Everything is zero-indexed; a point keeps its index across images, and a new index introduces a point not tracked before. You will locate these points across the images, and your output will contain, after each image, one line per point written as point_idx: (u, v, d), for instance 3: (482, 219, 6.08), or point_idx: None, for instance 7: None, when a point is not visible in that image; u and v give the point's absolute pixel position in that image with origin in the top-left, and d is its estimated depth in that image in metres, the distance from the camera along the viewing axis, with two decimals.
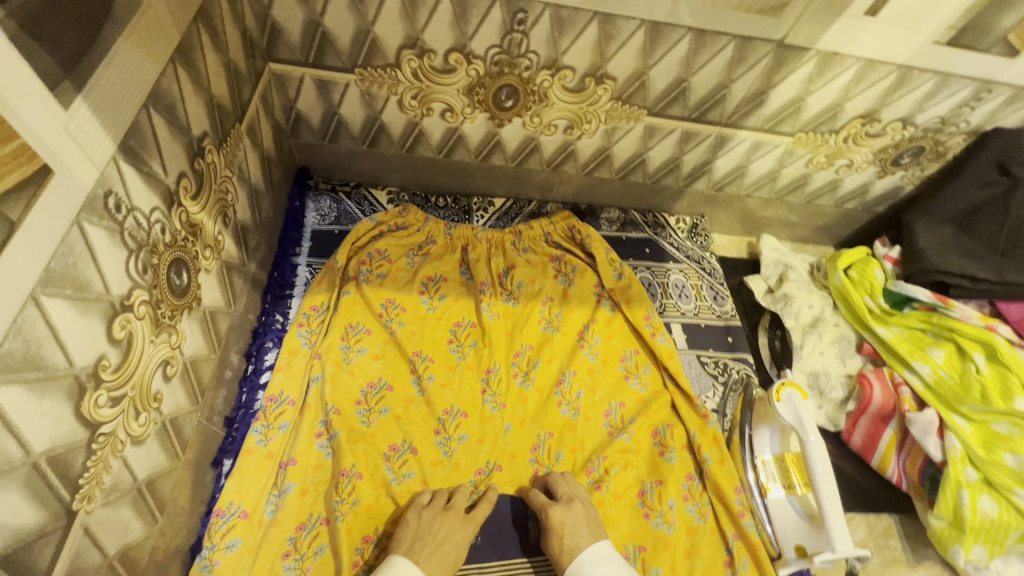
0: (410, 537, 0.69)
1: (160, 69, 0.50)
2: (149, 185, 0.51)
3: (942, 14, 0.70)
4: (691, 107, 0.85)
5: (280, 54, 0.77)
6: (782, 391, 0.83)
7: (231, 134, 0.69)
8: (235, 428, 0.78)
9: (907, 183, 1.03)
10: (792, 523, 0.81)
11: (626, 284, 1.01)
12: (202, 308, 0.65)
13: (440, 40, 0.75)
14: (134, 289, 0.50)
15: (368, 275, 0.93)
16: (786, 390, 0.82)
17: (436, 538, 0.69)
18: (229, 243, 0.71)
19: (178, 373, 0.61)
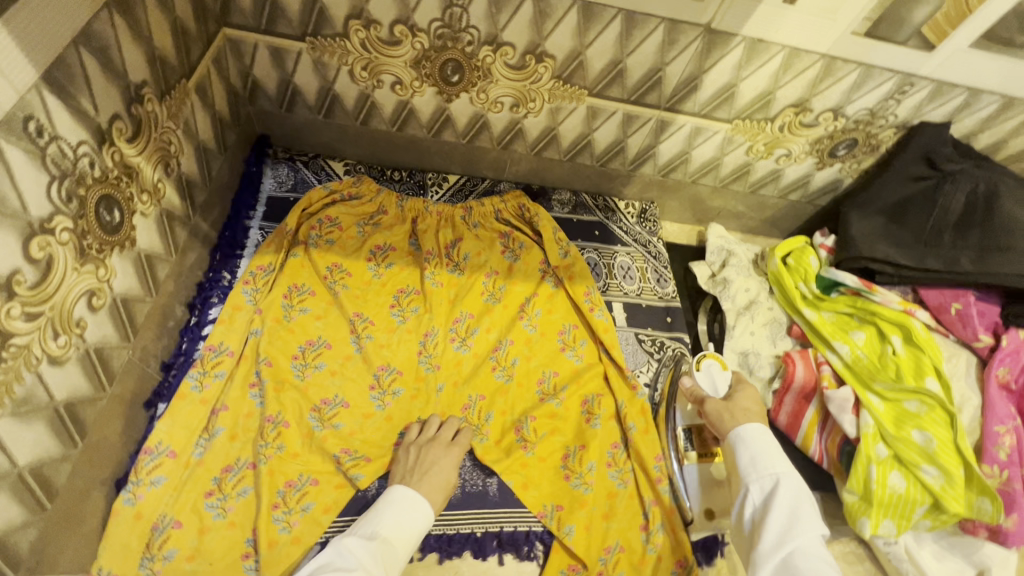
0: (403, 471, 0.76)
1: (92, 11, 0.54)
2: (77, 119, 0.55)
3: (856, 5, 0.74)
4: (630, 90, 0.89)
5: (233, 19, 0.81)
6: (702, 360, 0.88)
7: (176, 88, 0.72)
8: (172, 374, 0.81)
9: (845, 175, 1.06)
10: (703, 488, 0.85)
11: (571, 262, 1.04)
12: (136, 249, 0.68)
13: (385, 11, 0.79)
14: (57, 214, 0.54)
15: (318, 240, 0.96)
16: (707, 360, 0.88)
17: (434, 467, 0.76)
18: (171, 193, 0.75)
19: (107, 306, 0.64)
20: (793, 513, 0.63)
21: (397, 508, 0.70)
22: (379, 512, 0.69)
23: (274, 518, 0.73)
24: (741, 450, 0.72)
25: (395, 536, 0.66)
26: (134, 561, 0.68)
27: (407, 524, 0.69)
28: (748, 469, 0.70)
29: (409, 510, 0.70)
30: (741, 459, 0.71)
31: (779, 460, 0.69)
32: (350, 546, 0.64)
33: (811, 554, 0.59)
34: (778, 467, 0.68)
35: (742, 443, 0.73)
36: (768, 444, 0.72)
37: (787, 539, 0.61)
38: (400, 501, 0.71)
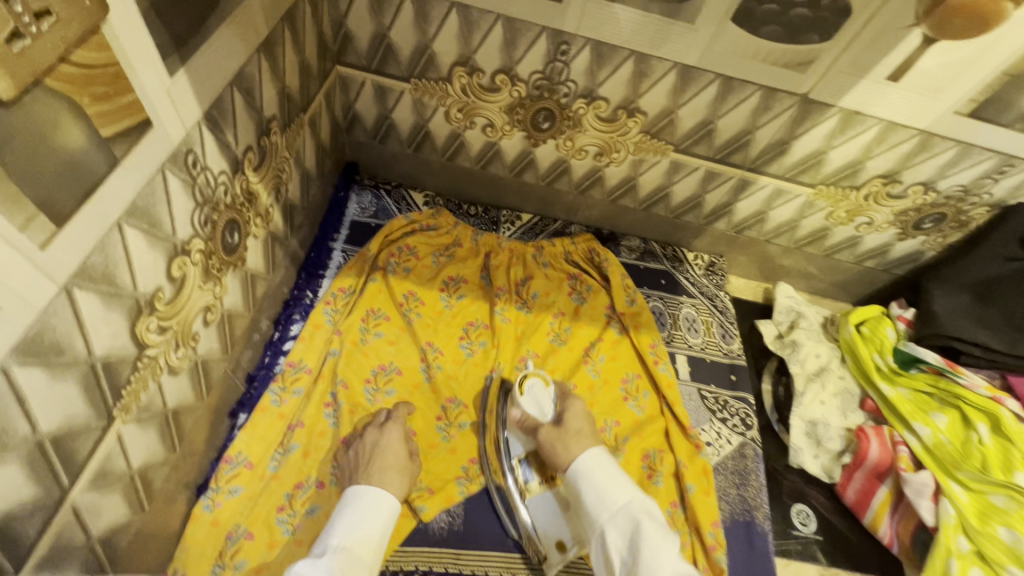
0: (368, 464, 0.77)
1: (246, 56, 0.59)
2: (222, 151, 0.59)
3: (964, 86, 0.74)
4: (716, 149, 0.91)
5: (347, 59, 0.87)
6: (524, 384, 0.86)
7: (295, 121, 0.78)
8: (254, 385, 0.84)
9: (928, 248, 1.04)
10: (553, 521, 0.80)
11: (637, 310, 1.05)
12: (245, 268, 0.72)
13: (489, 61, 0.83)
14: (194, 237, 0.58)
15: (396, 267, 1.00)
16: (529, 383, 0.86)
17: (377, 454, 0.76)
18: (277, 216, 0.80)
19: (216, 321, 0.68)
20: (652, 543, 0.63)
21: (351, 515, 0.69)
22: (334, 520, 0.68)
23: None
24: (587, 488, 0.72)
25: (352, 542, 0.66)
26: (207, 568, 0.69)
27: (366, 527, 0.68)
28: (600, 509, 0.69)
29: (367, 514, 0.69)
30: (588, 498, 0.71)
31: (624, 484, 0.71)
32: (314, 560, 0.62)
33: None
34: (622, 494, 0.70)
35: (587, 480, 0.72)
36: (601, 472, 0.73)
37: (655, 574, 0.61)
38: (349, 508, 0.70)
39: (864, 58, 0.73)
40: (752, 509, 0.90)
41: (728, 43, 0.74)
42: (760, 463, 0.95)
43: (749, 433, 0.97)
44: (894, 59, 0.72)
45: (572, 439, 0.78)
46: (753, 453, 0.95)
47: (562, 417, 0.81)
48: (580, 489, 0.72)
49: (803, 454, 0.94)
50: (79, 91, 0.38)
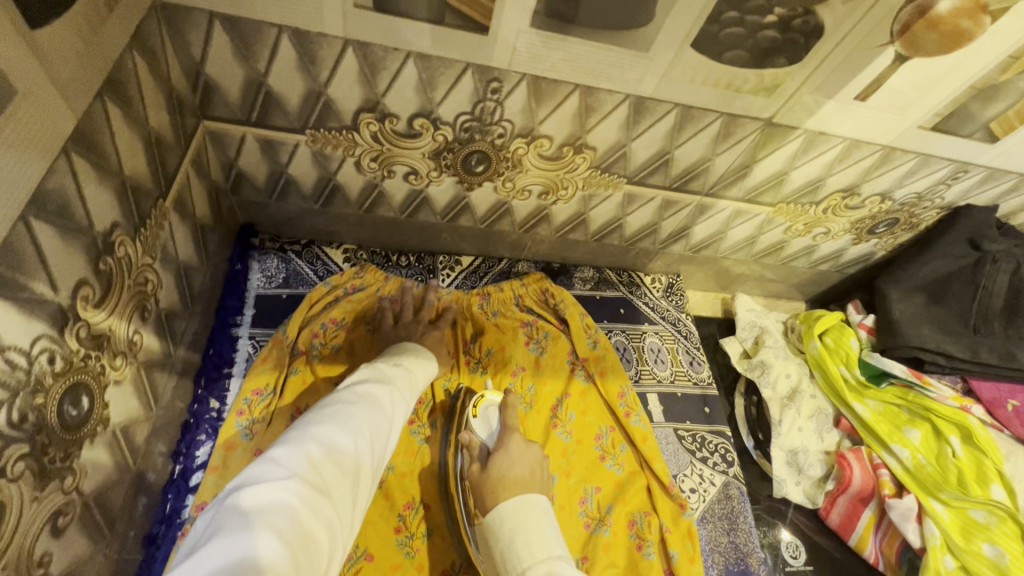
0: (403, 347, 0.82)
1: (41, 170, 0.40)
2: (29, 312, 0.41)
3: (932, 101, 0.68)
4: (673, 178, 0.81)
5: (215, 112, 0.67)
6: (479, 406, 0.81)
7: (152, 213, 0.58)
8: (157, 546, 0.66)
9: (879, 249, 1.01)
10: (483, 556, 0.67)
11: (601, 354, 0.95)
12: (110, 428, 0.54)
13: (404, 105, 0.66)
14: (7, 447, 0.40)
15: (321, 348, 0.83)
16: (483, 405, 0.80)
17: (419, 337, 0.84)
18: (150, 338, 0.61)
19: (75, 518, 0.50)
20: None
21: (411, 353, 0.76)
22: (398, 352, 0.75)
23: None
24: (496, 549, 0.62)
25: (415, 373, 0.72)
26: None
27: (424, 367, 0.75)
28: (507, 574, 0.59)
29: (424, 360, 0.77)
30: (497, 562, 0.61)
31: (535, 542, 0.60)
32: (377, 367, 0.69)
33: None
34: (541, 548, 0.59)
35: (498, 539, 0.62)
36: (522, 516, 0.63)
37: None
38: (415, 350, 0.77)
39: (833, 80, 0.65)
40: (744, 558, 0.85)
41: (687, 72, 0.63)
42: (745, 502, 0.90)
43: (731, 470, 0.92)
44: (863, 80, 0.65)
45: (499, 488, 0.66)
46: (738, 492, 0.90)
47: (495, 452, 0.72)
48: (494, 551, 0.62)
49: (787, 484, 0.90)
50: None
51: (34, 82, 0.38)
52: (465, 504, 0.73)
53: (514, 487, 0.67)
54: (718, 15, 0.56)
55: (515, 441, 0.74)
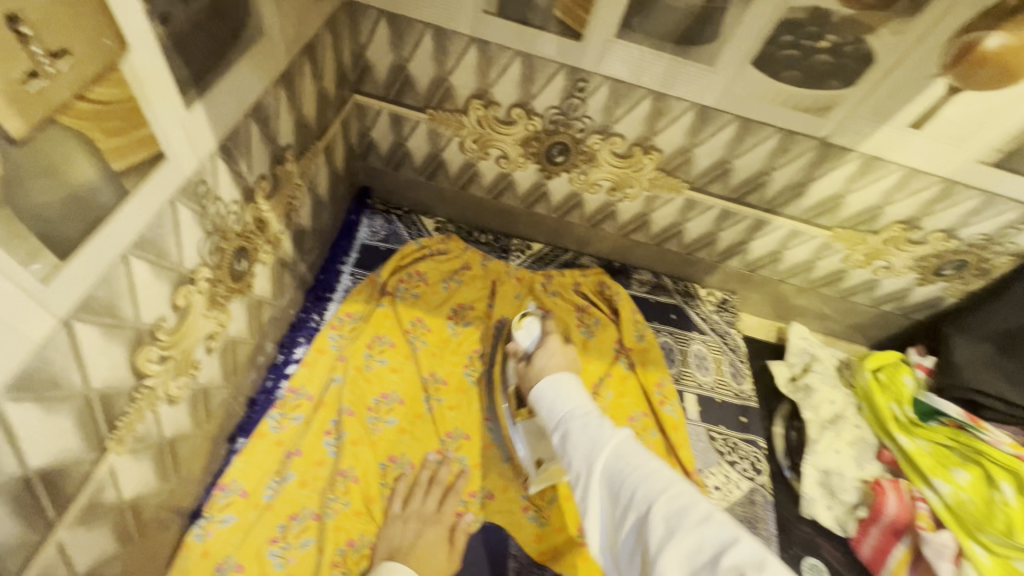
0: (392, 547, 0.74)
1: (264, 87, 0.60)
2: (235, 180, 0.59)
3: (989, 136, 0.72)
4: (732, 188, 0.90)
5: (365, 88, 0.87)
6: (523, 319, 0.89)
7: (310, 149, 0.78)
8: (255, 410, 0.84)
9: (948, 295, 1.01)
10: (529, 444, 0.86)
11: (646, 346, 1.03)
12: (252, 295, 0.72)
13: (506, 95, 0.83)
14: (201, 266, 0.58)
15: (405, 293, 0.99)
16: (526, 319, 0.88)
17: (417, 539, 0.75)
18: (287, 242, 0.80)
19: (219, 348, 0.67)
20: (589, 436, 0.58)
21: None
22: None
23: None
24: (539, 406, 0.67)
25: None
26: None
27: None
28: (551, 421, 0.65)
29: None
30: (541, 415, 0.67)
31: (573, 392, 0.65)
32: None
33: (623, 463, 0.55)
34: (574, 403, 0.64)
35: (543, 399, 0.68)
36: (560, 381, 0.67)
37: (600, 453, 0.56)
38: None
39: (886, 105, 0.72)
40: None
41: (748, 86, 0.73)
42: (769, 511, 0.91)
43: (759, 479, 0.94)
44: (917, 108, 0.71)
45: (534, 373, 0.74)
46: (763, 500, 0.92)
47: (536, 353, 0.81)
48: (539, 406, 0.68)
49: (816, 504, 0.90)
50: (93, 127, 0.38)
51: (274, 31, 0.58)
52: (508, 407, 0.89)
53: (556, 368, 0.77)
54: (776, 37, 0.67)
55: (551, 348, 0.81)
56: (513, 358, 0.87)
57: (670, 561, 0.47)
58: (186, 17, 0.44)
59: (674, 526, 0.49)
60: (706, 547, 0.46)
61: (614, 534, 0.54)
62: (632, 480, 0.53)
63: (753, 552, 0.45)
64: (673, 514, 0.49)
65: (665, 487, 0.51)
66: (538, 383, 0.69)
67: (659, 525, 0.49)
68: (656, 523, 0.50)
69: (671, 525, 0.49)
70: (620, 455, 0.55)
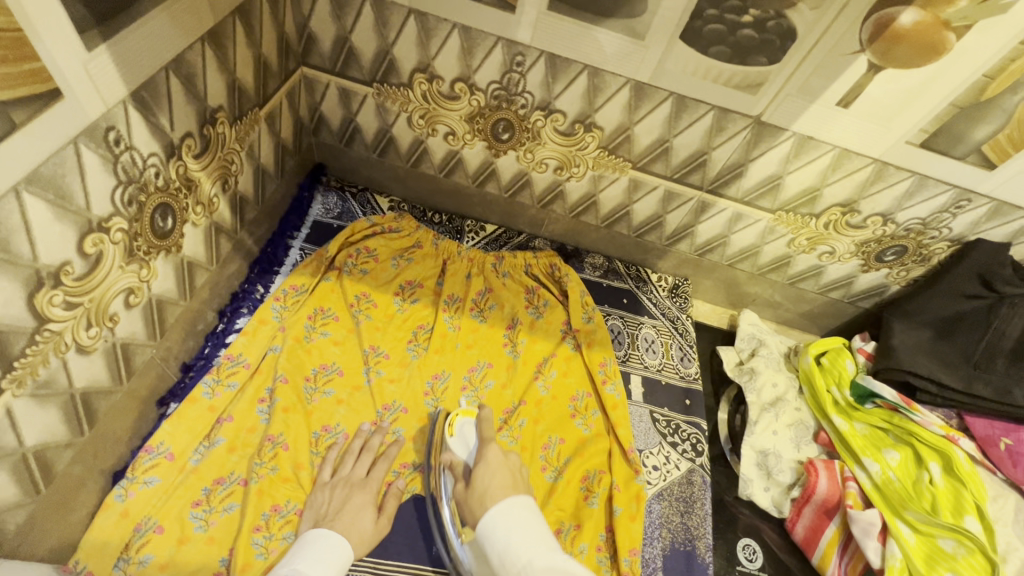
0: (315, 518, 0.74)
1: (186, 42, 0.60)
2: (153, 133, 0.60)
3: (913, 115, 0.74)
4: (674, 168, 0.90)
5: (312, 60, 0.88)
6: (455, 424, 0.85)
7: (248, 115, 0.79)
8: (190, 375, 0.83)
9: (892, 282, 1.02)
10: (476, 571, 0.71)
11: (593, 328, 1.03)
12: (180, 256, 0.72)
13: (448, 69, 0.84)
14: (115, 215, 0.58)
15: (352, 268, 1.00)
16: (459, 424, 0.85)
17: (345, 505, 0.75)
18: (224, 208, 0.80)
19: (141, 305, 0.67)
20: None
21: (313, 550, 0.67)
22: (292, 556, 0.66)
23: (253, 541, 0.72)
24: (491, 551, 0.62)
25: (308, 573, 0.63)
26: (111, 560, 0.68)
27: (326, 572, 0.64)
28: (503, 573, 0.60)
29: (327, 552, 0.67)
30: (494, 563, 0.61)
31: (530, 537, 0.62)
32: None
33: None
34: (530, 552, 0.60)
35: (493, 541, 0.63)
36: (511, 518, 0.64)
37: None
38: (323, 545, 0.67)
39: (812, 83, 0.73)
40: (692, 539, 0.86)
41: (679, 61, 0.75)
42: (706, 491, 0.92)
43: (699, 460, 0.94)
44: (843, 85, 0.72)
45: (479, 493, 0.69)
46: (701, 481, 0.92)
47: (475, 467, 0.75)
48: (488, 549, 0.63)
49: (753, 485, 0.91)
50: None
51: None
52: (451, 522, 0.76)
53: (500, 492, 0.69)
54: (700, 11, 0.69)
55: (491, 452, 0.76)
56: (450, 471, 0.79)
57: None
58: None
59: None
60: None
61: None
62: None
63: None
64: None
65: None
66: (484, 515, 0.65)
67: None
68: None
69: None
70: None
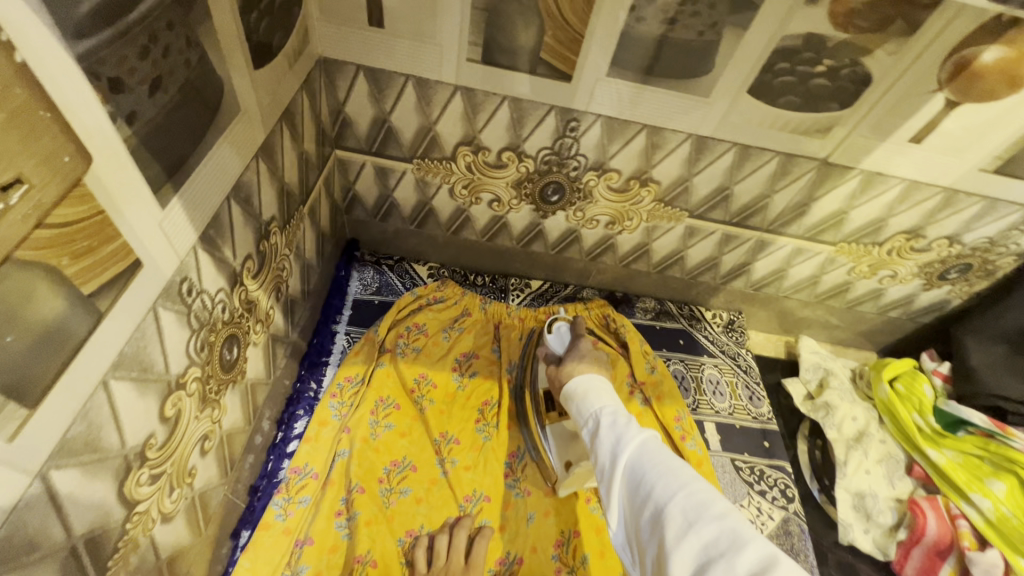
0: None
1: (244, 163, 0.55)
2: (219, 268, 0.54)
3: (989, 144, 0.72)
4: (733, 213, 0.87)
5: (346, 142, 0.83)
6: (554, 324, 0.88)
7: (295, 215, 0.73)
8: (257, 497, 0.77)
9: (954, 297, 1.00)
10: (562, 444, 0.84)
11: (659, 378, 0.98)
12: (245, 381, 0.67)
13: (496, 140, 0.80)
14: (190, 366, 0.52)
15: (405, 348, 0.93)
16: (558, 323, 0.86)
17: None
18: (278, 316, 0.74)
19: (215, 446, 0.61)
20: (613, 423, 0.55)
21: None
22: None
23: None
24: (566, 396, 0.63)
25: None
26: None
27: None
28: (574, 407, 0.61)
29: None
30: (569, 406, 0.62)
31: (601, 385, 0.61)
32: None
33: (645, 458, 0.50)
34: (599, 392, 0.60)
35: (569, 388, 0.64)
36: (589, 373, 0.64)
37: (617, 443, 0.52)
38: None
39: (886, 123, 0.70)
40: None
41: (746, 113, 0.71)
42: (806, 540, 0.88)
43: (792, 506, 0.90)
44: (917, 124, 0.70)
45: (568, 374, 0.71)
46: (799, 529, 0.88)
47: (567, 354, 0.78)
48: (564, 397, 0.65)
49: (854, 530, 0.88)
50: (57, 253, 0.33)
51: (250, 104, 0.54)
52: (536, 413, 0.89)
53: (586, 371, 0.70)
54: (772, 65, 0.65)
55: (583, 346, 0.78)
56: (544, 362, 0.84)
57: (677, 556, 0.43)
58: (155, 113, 0.40)
59: (693, 519, 0.44)
60: (724, 540, 0.42)
61: (631, 530, 0.49)
62: (651, 474, 0.48)
63: (744, 542, 0.41)
64: (692, 508, 0.44)
65: (682, 482, 0.46)
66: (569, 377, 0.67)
67: (675, 523, 0.44)
68: (673, 517, 0.45)
69: (688, 518, 0.44)
70: (642, 446, 0.51)
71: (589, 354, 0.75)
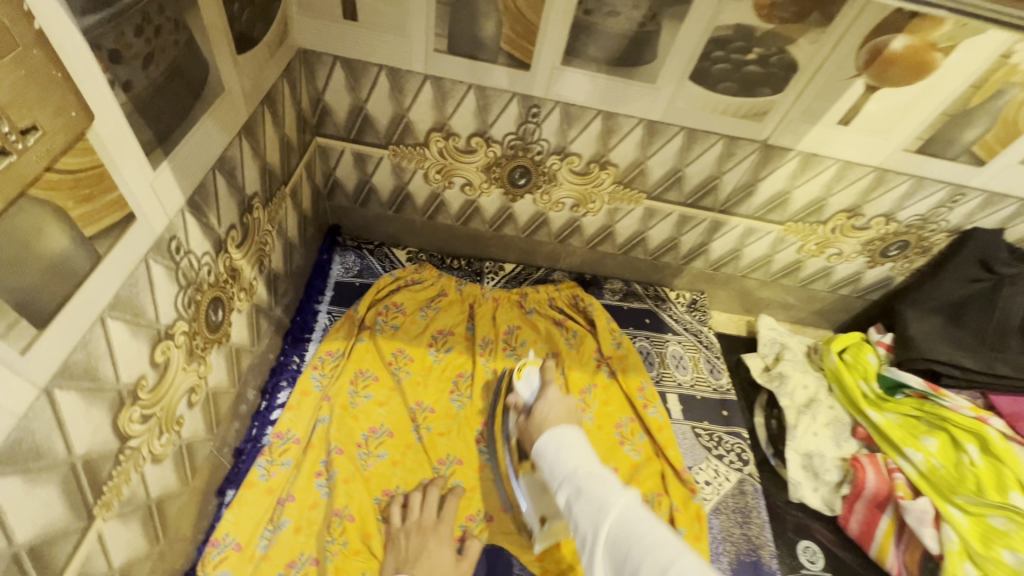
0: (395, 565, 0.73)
1: (228, 139, 0.61)
2: (205, 233, 0.60)
3: (908, 125, 0.79)
4: (687, 194, 0.94)
5: (326, 130, 0.90)
6: (524, 370, 0.89)
7: (276, 194, 0.79)
8: (242, 459, 0.82)
9: (896, 273, 1.07)
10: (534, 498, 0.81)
11: (624, 353, 1.05)
12: (229, 344, 0.72)
13: (464, 126, 0.86)
14: (178, 320, 0.58)
15: (384, 325, 1.00)
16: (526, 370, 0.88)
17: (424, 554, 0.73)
18: (261, 288, 0.80)
19: (201, 401, 0.67)
20: (592, 495, 0.54)
21: None
22: None
23: None
24: (543, 464, 0.62)
25: None
26: None
27: None
28: (553, 479, 0.60)
29: None
30: (546, 476, 0.61)
31: (576, 452, 0.60)
32: None
33: (629, 532, 0.49)
34: (577, 462, 0.59)
35: (545, 454, 0.63)
36: (561, 438, 0.63)
37: (601, 521, 0.51)
38: None
39: (815, 106, 0.78)
40: (756, 549, 0.88)
41: (690, 98, 0.78)
42: (759, 498, 0.94)
43: (747, 469, 0.96)
44: (842, 107, 0.78)
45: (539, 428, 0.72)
46: (753, 489, 0.94)
47: (535, 403, 0.79)
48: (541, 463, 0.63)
49: (803, 487, 0.94)
50: (64, 196, 0.39)
51: (233, 85, 0.60)
52: (509, 459, 0.86)
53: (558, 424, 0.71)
54: (708, 53, 0.73)
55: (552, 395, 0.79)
56: (514, 411, 0.86)
57: None
58: (148, 84, 0.46)
59: None
60: None
61: None
62: (636, 550, 0.47)
63: None
64: None
65: (670, 557, 0.45)
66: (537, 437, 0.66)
67: None
68: None
69: None
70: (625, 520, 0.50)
71: (560, 404, 0.76)
